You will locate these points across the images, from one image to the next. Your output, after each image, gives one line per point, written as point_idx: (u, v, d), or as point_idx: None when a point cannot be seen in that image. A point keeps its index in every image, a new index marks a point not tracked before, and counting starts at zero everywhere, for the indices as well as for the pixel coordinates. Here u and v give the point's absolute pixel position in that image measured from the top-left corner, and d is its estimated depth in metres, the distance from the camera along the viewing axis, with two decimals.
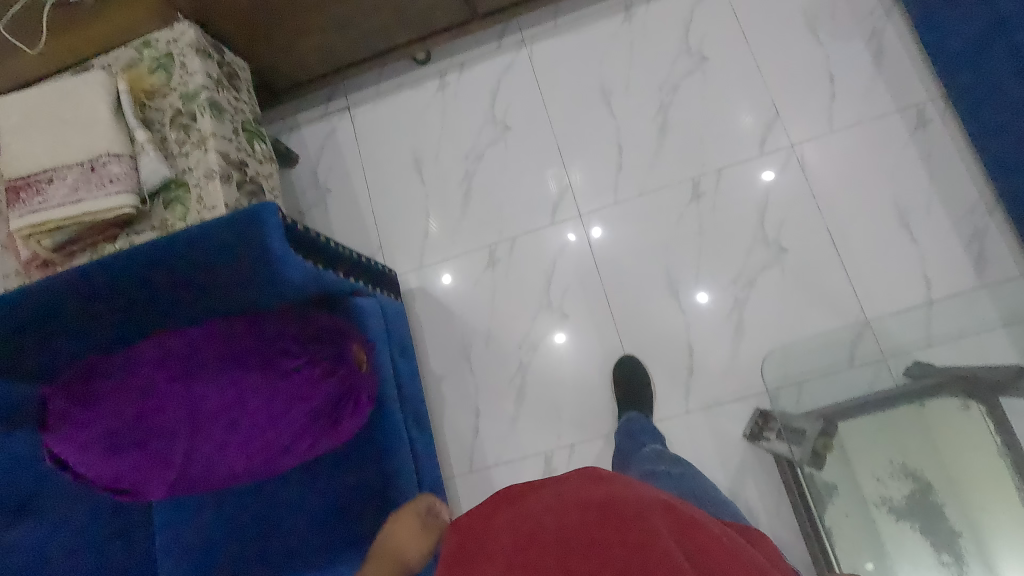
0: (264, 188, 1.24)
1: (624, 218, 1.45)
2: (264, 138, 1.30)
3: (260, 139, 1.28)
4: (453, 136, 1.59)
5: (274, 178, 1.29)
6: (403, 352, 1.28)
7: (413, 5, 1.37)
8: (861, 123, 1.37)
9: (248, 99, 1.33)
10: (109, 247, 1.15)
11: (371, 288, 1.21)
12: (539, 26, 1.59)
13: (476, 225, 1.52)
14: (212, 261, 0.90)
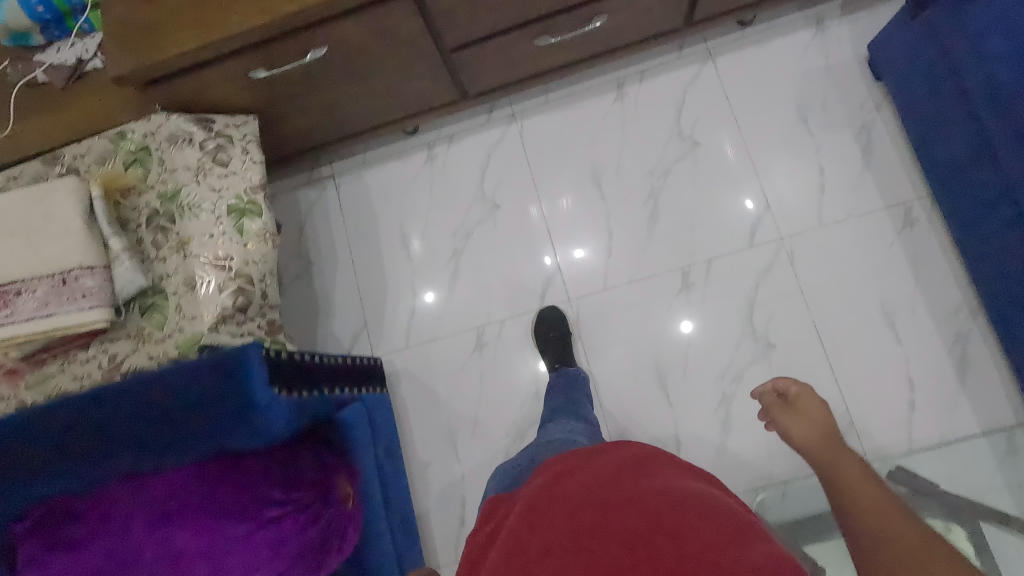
0: (254, 277, 1.12)
1: (613, 306, 1.44)
2: (258, 212, 1.13)
3: (252, 216, 1.13)
4: (441, 211, 1.56)
5: (270, 260, 1.13)
6: (389, 450, 1.26)
7: (403, 91, 1.33)
8: (850, 219, 1.38)
9: (242, 163, 1.15)
10: (82, 354, 1.10)
11: (356, 391, 1.21)
12: (529, 101, 1.56)
13: (464, 305, 1.50)
14: (193, 404, 0.87)
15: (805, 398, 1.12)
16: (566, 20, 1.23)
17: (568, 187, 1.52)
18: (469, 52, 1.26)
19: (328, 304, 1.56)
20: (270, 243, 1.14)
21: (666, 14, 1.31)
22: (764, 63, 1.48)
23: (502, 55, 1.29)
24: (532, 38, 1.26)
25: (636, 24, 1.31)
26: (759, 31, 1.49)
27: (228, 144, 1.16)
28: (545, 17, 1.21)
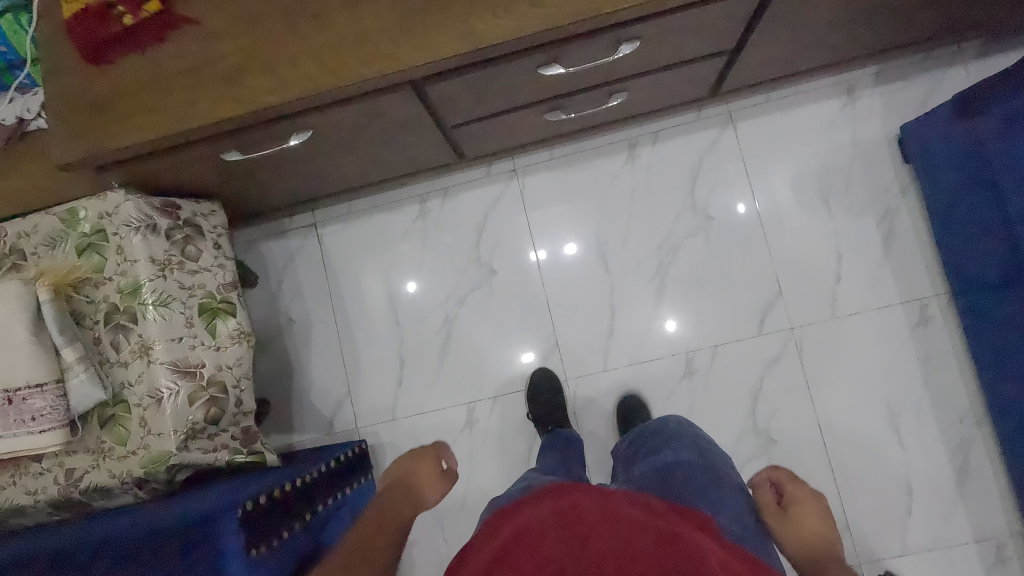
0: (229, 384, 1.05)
1: (612, 388, 1.38)
2: (231, 313, 1.06)
3: (225, 317, 1.05)
4: (433, 272, 1.45)
5: (244, 362, 1.07)
6: None
7: (397, 158, 1.20)
8: (863, 312, 1.32)
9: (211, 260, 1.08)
10: (35, 465, 1.00)
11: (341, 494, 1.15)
12: (532, 156, 1.43)
13: (455, 377, 1.42)
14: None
15: (806, 494, 0.75)
16: (582, 98, 1.10)
17: (569, 254, 1.41)
18: (472, 126, 1.12)
19: (310, 366, 1.47)
20: (245, 343, 1.07)
21: (690, 90, 1.18)
22: (787, 133, 1.37)
23: (507, 127, 1.16)
24: (542, 113, 1.12)
25: (656, 97, 1.18)
26: (785, 96, 1.37)
27: (199, 236, 1.07)
28: (559, 98, 1.08)
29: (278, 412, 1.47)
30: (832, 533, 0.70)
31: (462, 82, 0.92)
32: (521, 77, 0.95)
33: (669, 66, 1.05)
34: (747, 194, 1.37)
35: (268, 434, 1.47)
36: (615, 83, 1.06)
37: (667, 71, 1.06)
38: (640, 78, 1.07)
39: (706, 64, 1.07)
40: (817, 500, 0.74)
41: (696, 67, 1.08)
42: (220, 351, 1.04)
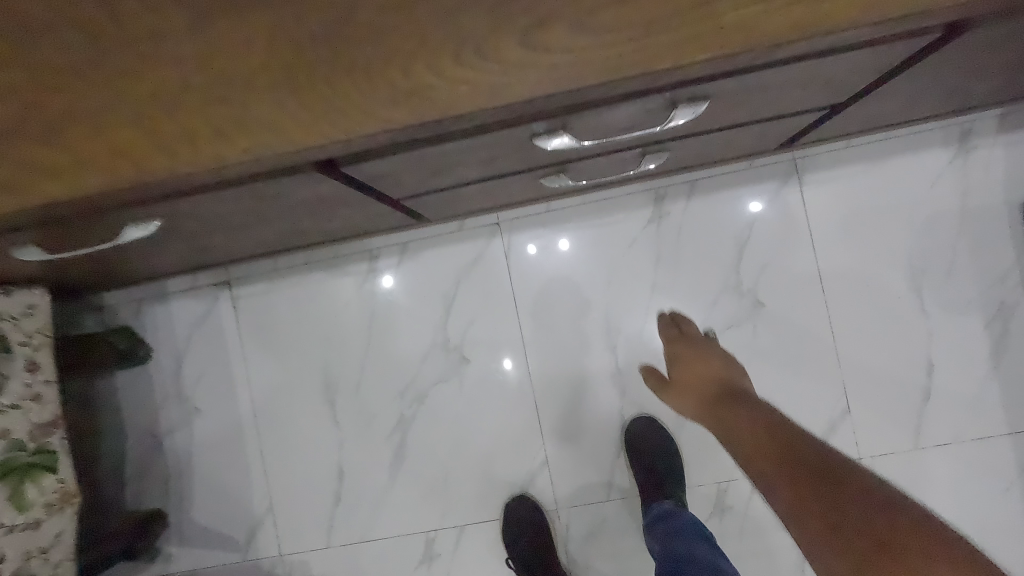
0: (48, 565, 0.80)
1: (618, 522, 1.05)
2: (53, 472, 0.79)
3: (45, 477, 0.78)
4: (387, 353, 1.09)
5: (71, 529, 0.82)
6: None
7: (325, 226, 0.82)
8: (958, 444, 0.99)
9: (24, 391, 0.78)
10: None
11: None
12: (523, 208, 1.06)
13: (412, 497, 1.08)
14: None
15: (688, 349, 0.87)
16: (599, 161, 0.72)
17: (569, 342, 1.06)
18: (438, 194, 0.75)
19: (221, 471, 1.12)
20: (67, 510, 0.80)
21: (756, 144, 0.81)
22: (873, 193, 1.00)
23: (487, 191, 0.79)
24: (541, 178, 0.75)
25: (707, 154, 0.81)
26: (873, 142, 1.00)
27: (7, 355, 0.77)
28: (567, 161, 0.70)
29: (179, 528, 1.13)
30: (720, 372, 0.81)
31: (406, 159, 0.55)
32: (506, 146, 0.58)
33: (738, 124, 0.67)
34: (806, 235, 1.01)
35: (166, 557, 1.13)
36: (653, 144, 0.69)
37: (733, 130, 0.69)
38: (692, 138, 0.70)
39: (794, 120, 0.69)
40: (709, 350, 0.85)
41: (779, 122, 0.70)
42: (36, 528, 0.77)
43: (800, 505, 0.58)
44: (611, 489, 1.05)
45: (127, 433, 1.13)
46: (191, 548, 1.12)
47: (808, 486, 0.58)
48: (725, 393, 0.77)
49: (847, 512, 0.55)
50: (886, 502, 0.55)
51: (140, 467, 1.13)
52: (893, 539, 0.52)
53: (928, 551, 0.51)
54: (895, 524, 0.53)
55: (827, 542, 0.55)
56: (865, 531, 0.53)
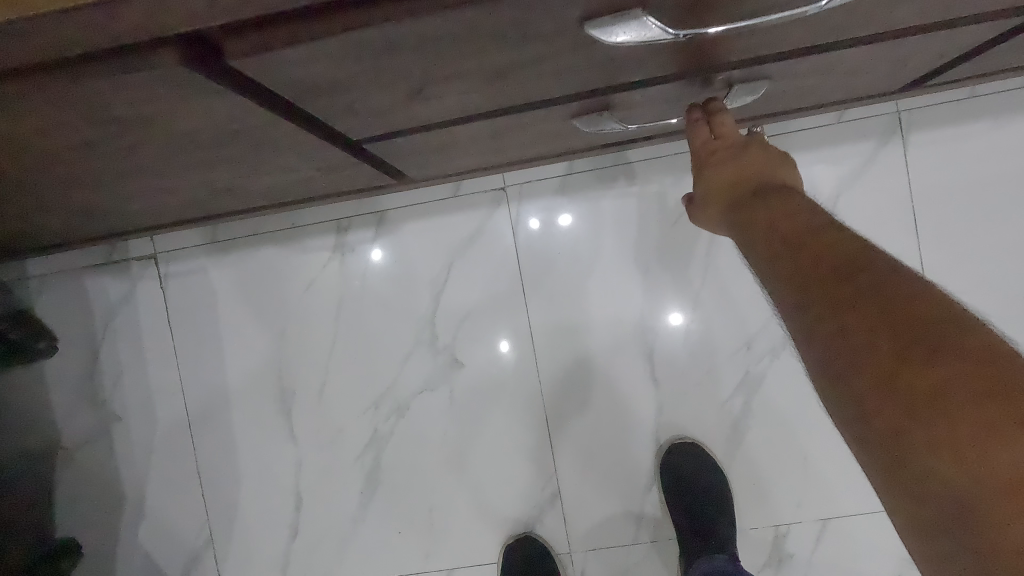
0: None
1: (647, 571, 0.83)
2: None
3: None
4: (357, 350, 0.86)
5: None
6: None
7: (261, 183, 0.58)
8: None
9: None
10: None
11: None
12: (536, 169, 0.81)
13: (388, 532, 0.86)
14: None
15: (720, 139, 0.48)
16: (667, 92, 0.48)
17: (589, 341, 0.82)
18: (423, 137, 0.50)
19: (149, 492, 0.89)
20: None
21: (879, 80, 0.57)
22: (1000, 159, 0.76)
23: (496, 137, 0.54)
24: (575, 118, 0.50)
25: (811, 92, 0.56)
26: (1004, 92, 0.75)
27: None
28: (623, 87, 0.45)
29: (95, 562, 0.90)
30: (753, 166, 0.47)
31: (364, 53, 0.31)
32: (538, 41, 0.34)
33: (895, 30, 0.43)
34: (905, 213, 0.78)
35: None
36: (755, 64, 0.45)
37: (880, 43, 0.44)
38: (814, 55, 0.45)
39: (972, 30, 0.45)
40: (740, 148, 0.48)
41: (947, 33, 0.46)
42: None
43: (799, 310, 0.36)
44: (640, 530, 0.83)
45: (31, 444, 0.90)
46: None
47: (815, 305, 0.35)
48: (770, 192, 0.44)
49: (859, 333, 0.32)
50: (934, 313, 0.30)
51: (48, 486, 0.90)
52: (928, 376, 0.29)
53: (994, 395, 0.27)
54: (944, 341, 0.29)
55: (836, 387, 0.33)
56: (889, 372, 0.30)
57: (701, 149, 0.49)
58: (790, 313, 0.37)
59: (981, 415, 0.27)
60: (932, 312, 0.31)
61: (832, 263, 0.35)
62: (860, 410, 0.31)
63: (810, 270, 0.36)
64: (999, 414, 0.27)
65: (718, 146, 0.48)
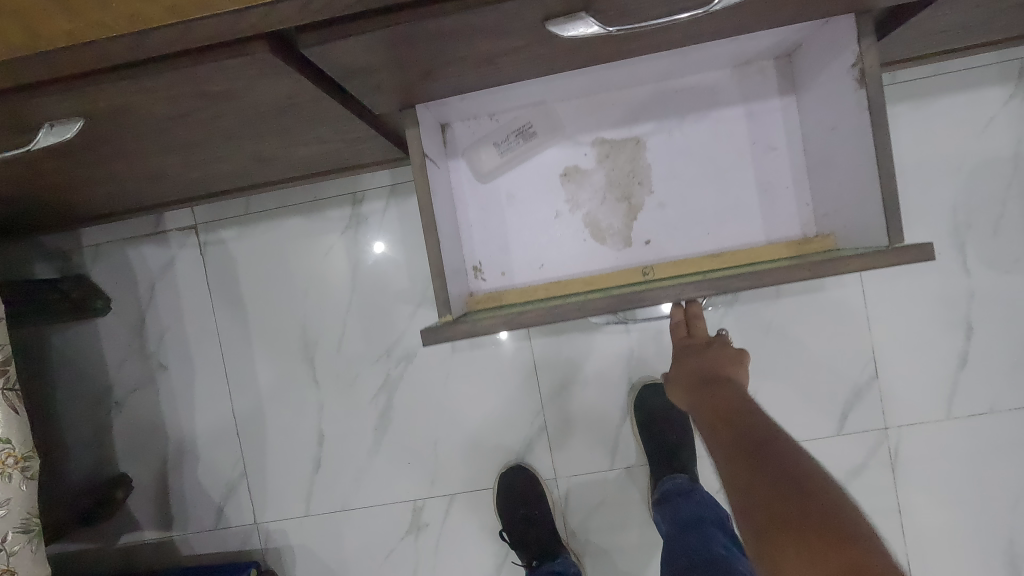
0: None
1: (624, 497, 0.96)
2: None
3: None
4: (371, 312, 0.99)
5: (24, 499, 0.67)
6: None
7: (298, 152, 0.71)
8: (993, 414, 0.91)
9: None
10: None
11: None
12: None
13: (397, 465, 0.99)
14: None
15: (695, 349, 0.72)
16: (656, 295, 0.59)
17: None
18: (482, 286, 0.80)
19: (188, 435, 1.02)
20: (14, 474, 0.66)
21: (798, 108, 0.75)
22: (918, 137, 0.89)
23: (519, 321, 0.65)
24: (587, 313, 0.60)
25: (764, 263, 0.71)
26: (920, 79, 0.88)
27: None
28: (628, 256, 0.78)
29: (144, 494, 1.04)
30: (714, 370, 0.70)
31: (389, 44, 0.44)
32: (513, 33, 0.47)
33: (812, 231, 0.76)
34: None
35: (128, 526, 1.04)
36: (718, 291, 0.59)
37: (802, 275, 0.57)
38: (748, 275, 0.58)
39: (867, 248, 0.62)
40: (707, 346, 0.72)
41: (825, 74, 0.67)
42: None
43: (727, 460, 0.59)
44: (615, 458, 0.96)
45: (87, 391, 1.04)
46: (156, 515, 1.03)
47: (733, 455, 0.59)
48: (718, 386, 0.67)
49: (755, 473, 0.56)
50: (796, 467, 0.55)
51: (102, 429, 1.04)
52: (794, 502, 0.52)
53: (827, 511, 0.50)
54: (802, 484, 0.53)
55: (747, 507, 0.54)
56: (778, 498, 0.52)
57: (682, 344, 0.74)
58: (722, 463, 0.60)
59: (822, 522, 0.50)
60: (794, 466, 0.55)
61: (742, 434, 0.60)
62: (760, 533, 0.52)
63: (731, 436, 0.61)
64: (829, 520, 0.50)
65: (693, 344, 0.73)
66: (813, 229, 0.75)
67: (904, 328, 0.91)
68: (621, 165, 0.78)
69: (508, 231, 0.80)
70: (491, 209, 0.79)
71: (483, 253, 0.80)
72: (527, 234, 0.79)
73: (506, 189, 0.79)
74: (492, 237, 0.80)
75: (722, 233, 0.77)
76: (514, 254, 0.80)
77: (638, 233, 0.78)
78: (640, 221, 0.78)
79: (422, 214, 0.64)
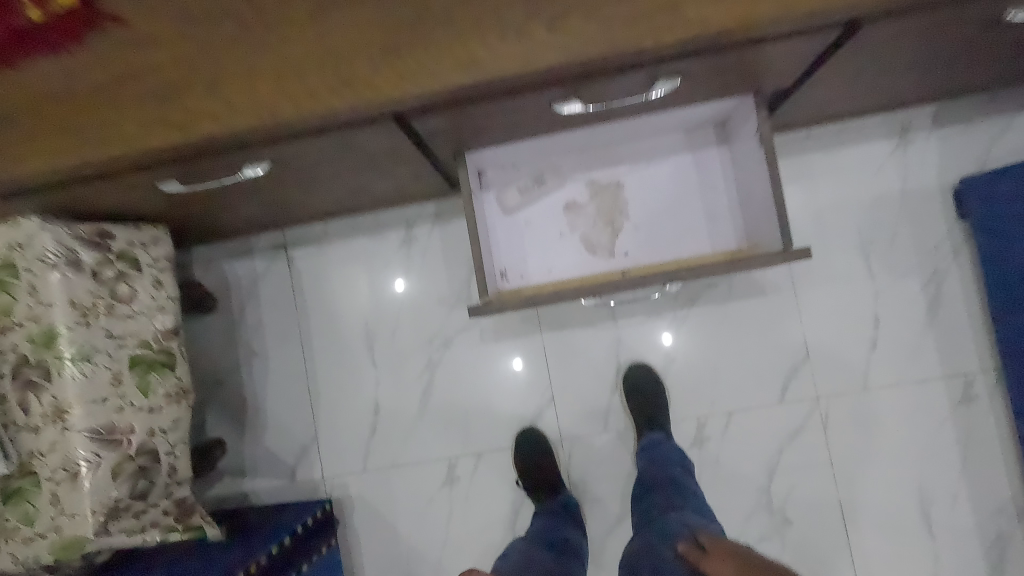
0: (166, 449, 0.91)
1: (615, 454, 1.23)
2: (171, 369, 0.92)
3: (164, 372, 0.91)
4: (416, 307, 1.29)
5: (185, 421, 0.94)
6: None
7: (380, 185, 1.02)
8: (901, 385, 1.17)
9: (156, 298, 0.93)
10: None
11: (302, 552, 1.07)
12: (559, 309, 1.25)
13: (436, 429, 1.26)
14: None
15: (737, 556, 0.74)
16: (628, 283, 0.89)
17: (572, 307, 1.24)
18: (506, 286, 1.08)
19: (272, 406, 1.30)
20: (183, 401, 0.93)
21: (730, 154, 1.06)
22: (829, 175, 1.19)
23: (535, 302, 0.94)
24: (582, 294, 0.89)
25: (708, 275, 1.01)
26: (829, 134, 1.19)
27: (136, 273, 0.91)
28: (613, 264, 1.07)
29: (234, 455, 1.31)
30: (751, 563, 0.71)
31: (457, 115, 0.76)
32: (531, 110, 0.79)
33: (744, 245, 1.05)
34: None
35: (222, 480, 1.31)
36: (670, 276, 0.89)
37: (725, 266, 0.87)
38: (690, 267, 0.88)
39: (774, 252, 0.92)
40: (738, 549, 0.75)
41: (743, 131, 0.98)
42: (158, 411, 0.90)
43: None
44: (608, 423, 1.23)
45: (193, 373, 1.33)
46: (244, 471, 1.30)
47: None
48: None
49: None
50: None
51: (204, 404, 1.32)
52: None
53: None
54: None
55: None
56: None
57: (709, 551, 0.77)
58: None
59: None
60: None
61: None
62: None
63: None
64: None
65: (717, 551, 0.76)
66: (745, 244, 1.05)
67: (828, 319, 1.19)
68: (606, 199, 1.09)
69: (526, 247, 1.09)
70: (512, 230, 1.09)
71: (507, 264, 1.09)
72: (539, 249, 1.09)
73: (525, 218, 1.09)
74: (514, 252, 1.09)
75: (680, 248, 1.06)
76: (530, 264, 1.09)
77: (621, 247, 1.07)
78: (622, 239, 1.07)
79: (469, 226, 0.94)
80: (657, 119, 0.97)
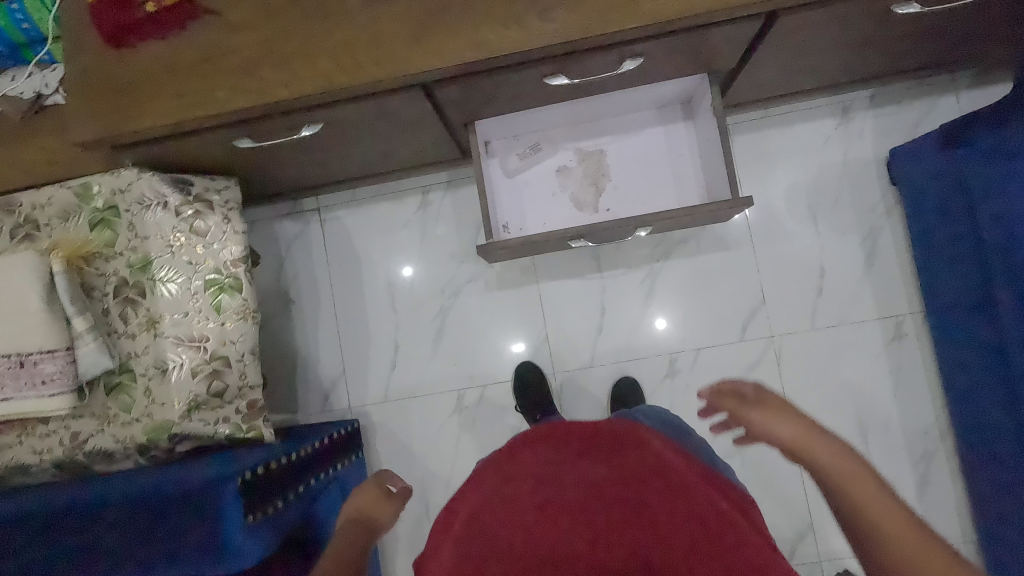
0: (235, 358, 1.09)
1: (600, 385, 1.44)
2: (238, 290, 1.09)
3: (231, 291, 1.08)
4: (430, 260, 1.50)
5: (251, 337, 1.11)
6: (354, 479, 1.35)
7: (404, 151, 1.24)
8: (842, 326, 1.38)
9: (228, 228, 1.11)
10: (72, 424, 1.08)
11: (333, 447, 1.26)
12: (553, 262, 1.46)
13: (447, 365, 1.47)
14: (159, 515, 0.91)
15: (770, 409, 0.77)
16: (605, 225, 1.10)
17: (563, 262, 1.46)
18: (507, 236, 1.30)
19: (306, 346, 1.52)
20: (251, 319, 1.10)
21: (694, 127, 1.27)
22: (782, 149, 1.40)
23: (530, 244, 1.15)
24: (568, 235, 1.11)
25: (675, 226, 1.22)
26: (782, 114, 1.40)
27: (208, 211, 1.10)
28: (597, 218, 1.28)
29: (274, 387, 1.52)
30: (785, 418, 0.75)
31: (470, 86, 0.98)
32: (527, 83, 1.00)
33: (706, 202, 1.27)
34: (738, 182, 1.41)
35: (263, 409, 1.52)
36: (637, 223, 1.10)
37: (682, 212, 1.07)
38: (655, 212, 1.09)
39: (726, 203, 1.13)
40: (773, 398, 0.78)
41: (702, 106, 1.19)
42: (227, 324, 1.08)
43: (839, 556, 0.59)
44: (594, 359, 1.44)
45: None
46: (282, 402, 1.52)
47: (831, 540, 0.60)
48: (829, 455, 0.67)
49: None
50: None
51: None
52: None
53: None
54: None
55: None
56: None
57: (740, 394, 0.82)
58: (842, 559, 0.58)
59: None
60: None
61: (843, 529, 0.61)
62: None
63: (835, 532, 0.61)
64: None
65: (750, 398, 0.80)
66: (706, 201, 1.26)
67: (781, 270, 1.40)
68: (592, 164, 1.30)
69: (524, 204, 1.31)
70: (513, 191, 1.31)
71: (508, 217, 1.31)
72: (535, 206, 1.31)
73: (523, 179, 1.31)
74: (514, 207, 1.31)
75: (652, 205, 1.28)
76: (527, 218, 1.30)
77: (603, 204, 1.29)
78: (604, 198, 1.29)
79: (477, 181, 1.16)
80: (632, 96, 1.19)
